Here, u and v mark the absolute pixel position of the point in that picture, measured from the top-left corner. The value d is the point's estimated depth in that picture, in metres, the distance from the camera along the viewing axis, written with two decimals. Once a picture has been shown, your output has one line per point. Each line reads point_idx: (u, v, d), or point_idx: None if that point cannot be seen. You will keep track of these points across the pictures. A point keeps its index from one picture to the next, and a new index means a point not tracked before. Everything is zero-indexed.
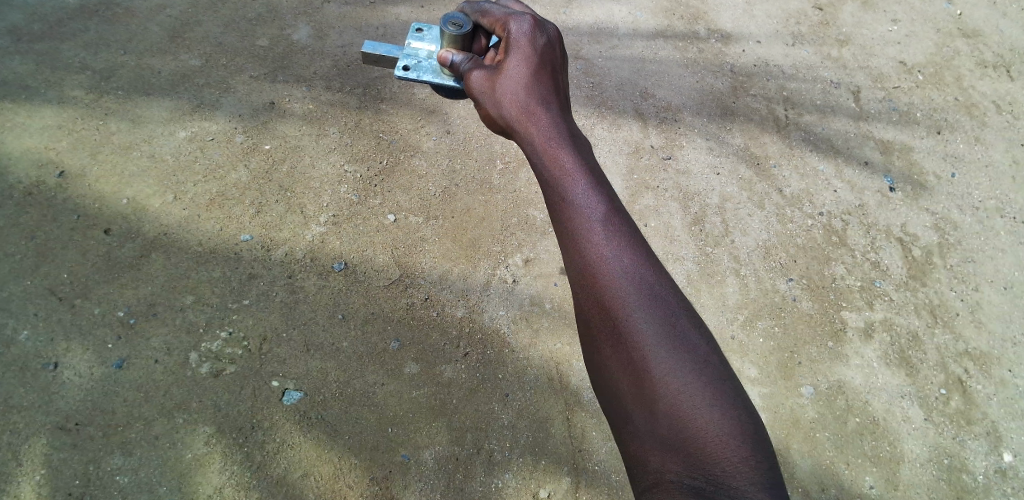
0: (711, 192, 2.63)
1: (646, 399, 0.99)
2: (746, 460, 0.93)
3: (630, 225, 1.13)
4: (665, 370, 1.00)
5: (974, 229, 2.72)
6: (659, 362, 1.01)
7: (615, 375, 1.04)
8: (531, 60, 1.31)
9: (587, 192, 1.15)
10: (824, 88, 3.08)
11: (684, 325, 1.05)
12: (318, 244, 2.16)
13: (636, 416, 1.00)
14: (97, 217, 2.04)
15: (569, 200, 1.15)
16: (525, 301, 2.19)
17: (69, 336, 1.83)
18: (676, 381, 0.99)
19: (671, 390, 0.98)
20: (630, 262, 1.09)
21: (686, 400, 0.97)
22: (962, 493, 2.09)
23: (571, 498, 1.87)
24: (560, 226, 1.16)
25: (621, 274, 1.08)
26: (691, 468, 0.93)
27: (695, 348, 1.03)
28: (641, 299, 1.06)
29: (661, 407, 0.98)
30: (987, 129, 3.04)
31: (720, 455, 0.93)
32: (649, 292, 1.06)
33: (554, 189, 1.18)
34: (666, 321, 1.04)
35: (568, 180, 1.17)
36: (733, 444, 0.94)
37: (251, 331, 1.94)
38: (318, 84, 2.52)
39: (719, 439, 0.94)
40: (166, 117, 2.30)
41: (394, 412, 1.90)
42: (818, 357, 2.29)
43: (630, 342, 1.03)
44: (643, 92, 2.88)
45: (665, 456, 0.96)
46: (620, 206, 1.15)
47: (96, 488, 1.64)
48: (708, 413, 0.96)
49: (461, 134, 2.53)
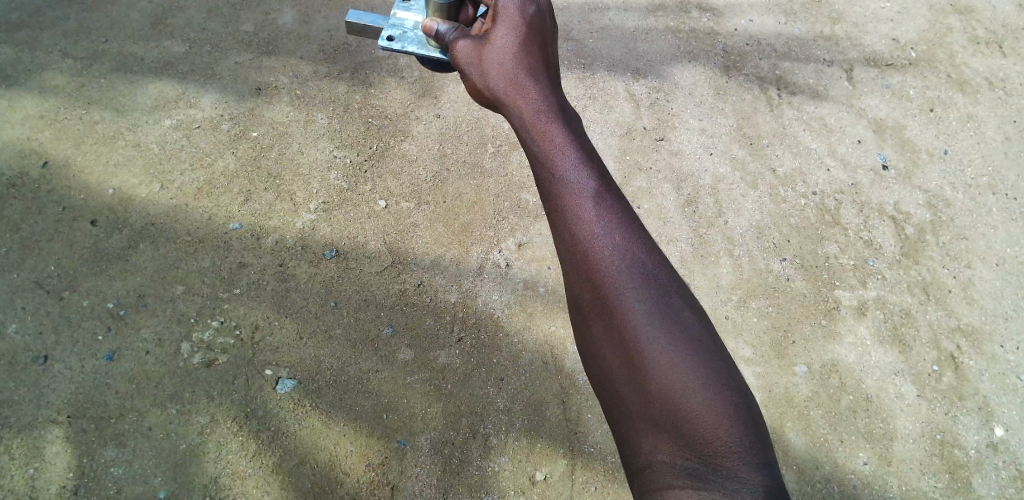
0: (703, 173, 2.61)
1: (639, 381, 0.99)
2: (740, 442, 0.93)
3: (622, 204, 1.11)
4: (658, 351, 0.99)
5: (966, 206, 2.72)
6: (651, 343, 0.99)
7: (607, 356, 1.03)
8: (521, 30, 1.25)
9: (578, 169, 1.11)
10: (816, 66, 3.05)
11: (676, 304, 1.04)
12: (308, 231, 2.14)
13: (628, 397, 1.00)
14: (83, 208, 2.01)
15: (559, 176, 1.11)
16: (519, 285, 2.18)
17: (58, 329, 1.81)
18: (669, 362, 0.98)
19: (664, 371, 0.97)
20: (622, 241, 1.07)
21: (679, 381, 0.96)
22: (954, 468, 2.10)
23: (567, 480, 1.87)
24: (550, 201, 1.13)
25: (613, 254, 1.06)
26: (683, 449, 0.94)
27: (687, 327, 1.01)
28: (633, 279, 1.04)
29: (654, 389, 0.97)
30: (980, 106, 3.03)
31: (713, 437, 0.93)
32: (641, 273, 1.05)
33: (543, 165, 1.14)
34: (658, 300, 1.03)
35: (558, 155, 1.12)
36: (727, 426, 0.94)
37: (243, 320, 1.93)
38: (305, 70, 2.48)
39: (713, 422, 0.94)
40: (150, 106, 2.27)
41: (389, 399, 1.90)
42: (812, 336, 2.30)
43: (622, 324, 1.02)
44: (634, 73, 2.85)
45: (657, 436, 0.96)
46: (610, 182, 1.12)
47: (90, 480, 1.63)
48: (702, 394, 0.95)
49: (451, 118, 2.50)
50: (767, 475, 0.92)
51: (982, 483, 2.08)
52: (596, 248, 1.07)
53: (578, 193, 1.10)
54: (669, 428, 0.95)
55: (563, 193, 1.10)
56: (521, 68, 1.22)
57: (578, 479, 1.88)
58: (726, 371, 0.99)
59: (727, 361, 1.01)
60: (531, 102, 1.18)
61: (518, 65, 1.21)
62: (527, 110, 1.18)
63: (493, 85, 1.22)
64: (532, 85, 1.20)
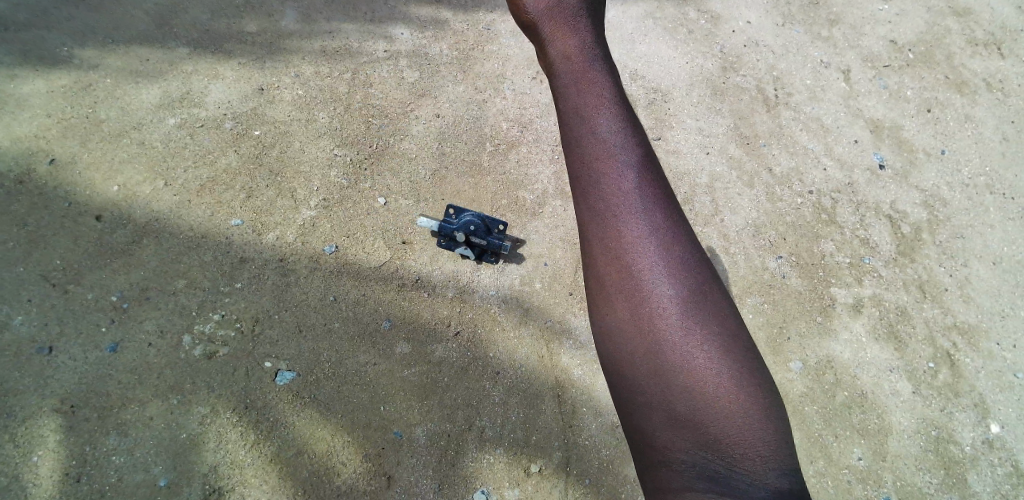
0: (700, 172, 2.64)
1: (664, 376, 0.87)
2: (776, 451, 0.84)
3: (660, 179, 0.98)
4: (692, 344, 0.89)
5: (964, 205, 2.74)
6: (683, 335, 0.89)
7: (628, 347, 0.91)
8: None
9: (616, 132, 0.95)
10: (813, 67, 3.08)
11: (711, 296, 0.94)
12: (308, 227, 2.17)
13: (647, 393, 0.88)
14: (88, 204, 2.03)
15: (601, 140, 0.94)
16: (515, 281, 2.22)
17: (63, 320, 1.83)
18: (704, 357, 0.88)
19: (695, 365, 0.87)
20: (659, 220, 0.95)
21: (713, 378, 0.87)
22: (949, 463, 2.12)
23: (561, 472, 1.90)
24: (583, 162, 0.95)
25: (647, 234, 0.94)
26: (705, 449, 0.85)
27: (723, 321, 0.92)
28: (667, 263, 0.93)
29: (679, 384, 0.87)
30: (978, 107, 3.04)
31: (740, 437, 0.84)
32: (675, 256, 0.94)
33: (580, 122, 0.95)
34: (693, 290, 0.93)
35: (599, 112, 0.95)
36: (761, 432, 0.85)
37: (243, 314, 1.96)
38: (307, 70, 2.52)
39: (745, 425, 0.85)
40: (155, 105, 2.31)
41: (386, 392, 1.93)
42: (807, 332, 2.31)
43: (651, 310, 0.91)
44: (632, 74, 2.88)
45: (675, 434, 0.86)
46: (650, 156, 0.99)
47: (93, 468, 1.66)
48: (738, 396, 0.86)
49: (450, 117, 2.54)
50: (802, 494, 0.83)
51: (975, 479, 2.10)
52: (629, 224, 0.94)
53: (616, 160, 0.95)
54: (696, 431, 0.85)
55: (600, 156, 0.94)
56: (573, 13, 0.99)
57: (572, 471, 1.91)
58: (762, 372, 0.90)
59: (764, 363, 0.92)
60: (573, 48, 0.97)
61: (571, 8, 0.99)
62: (568, 57, 0.97)
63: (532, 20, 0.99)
64: (578, 30, 0.98)
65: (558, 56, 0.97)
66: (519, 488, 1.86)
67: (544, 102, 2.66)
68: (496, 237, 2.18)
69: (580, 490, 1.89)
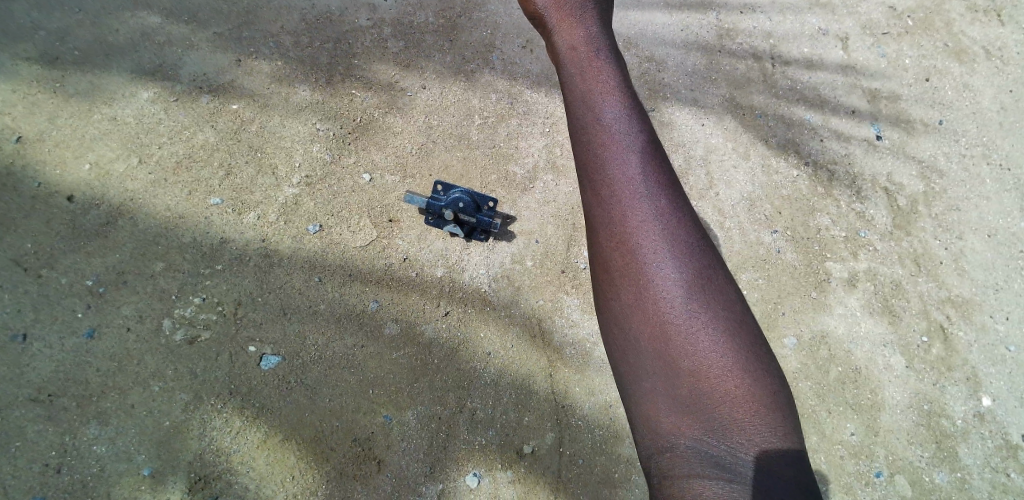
0: (695, 144, 2.56)
1: (669, 361, 0.85)
2: (785, 441, 0.82)
3: (667, 164, 0.97)
4: (699, 328, 0.86)
5: (960, 177, 2.70)
6: (691, 321, 0.86)
7: (633, 331, 0.88)
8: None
9: (622, 115, 0.95)
10: (811, 35, 2.98)
11: (719, 282, 0.92)
12: (291, 205, 2.10)
13: (651, 378, 0.85)
14: (58, 185, 1.93)
15: (606, 124, 0.94)
16: (506, 259, 2.17)
17: (38, 307, 1.75)
18: (714, 344, 0.85)
19: (702, 349, 0.85)
20: (665, 204, 0.93)
21: (723, 365, 0.84)
22: (940, 437, 2.13)
23: (555, 453, 1.90)
24: (589, 145, 0.95)
25: (655, 218, 0.92)
26: (709, 434, 0.82)
27: (730, 307, 0.90)
28: (674, 246, 0.91)
29: (685, 369, 0.84)
30: (976, 76, 2.98)
31: (747, 423, 0.82)
32: (682, 240, 0.92)
33: (587, 109, 0.95)
34: (701, 274, 0.90)
35: (605, 97, 0.96)
36: (772, 423, 0.82)
37: (225, 297, 1.90)
38: (286, 40, 2.39)
39: (755, 415, 0.82)
40: (127, 78, 2.17)
41: (374, 375, 1.90)
42: (802, 307, 2.29)
43: (657, 294, 0.89)
44: (625, 41, 2.74)
45: (678, 420, 0.83)
46: (657, 142, 0.98)
47: (74, 458, 1.61)
48: (750, 387, 0.83)
49: (437, 89, 2.44)
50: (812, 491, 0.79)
51: (966, 452, 2.12)
52: (634, 206, 0.92)
53: (622, 143, 0.94)
54: (703, 420, 0.82)
55: (604, 137, 0.94)
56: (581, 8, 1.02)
57: (565, 452, 1.91)
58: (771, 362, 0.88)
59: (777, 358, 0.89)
60: (581, 40, 1.00)
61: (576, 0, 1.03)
62: (577, 46, 0.99)
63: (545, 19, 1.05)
64: (586, 25, 1.02)
65: (567, 47, 1.00)
66: (511, 470, 1.86)
67: (534, 72, 2.57)
68: (485, 214, 2.12)
69: (572, 470, 1.89)
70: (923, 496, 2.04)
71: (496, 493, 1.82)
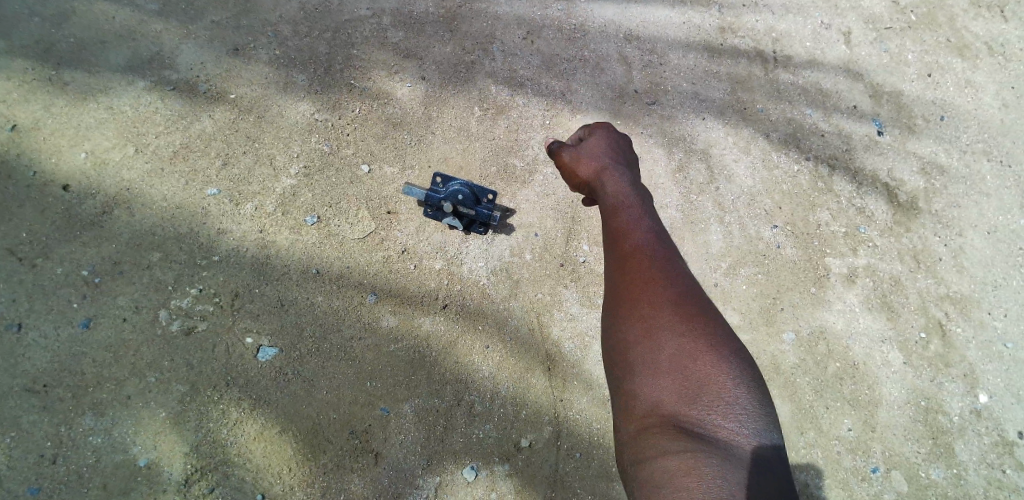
0: (696, 138, 2.54)
1: (652, 359, 1.26)
2: (740, 420, 1.15)
3: (667, 249, 1.46)
4: (677, 337, 1.27)
5: (961, 173, 2.69)
6: (673, 334, 1.27)
7: (630, 340, 1.31)
8: (614, 130, 1.77)
9: (634, 221, 1.51)
10: (814, 28, 2.95)
11: (701, 315, 1.31)
12: (289, 196, 2.09)
13: (639, 370, 1.26)
14: (54, 174, 1.91)
15: (623, 226, 1.51)
16: (505, 252, 2.17)
17: (32, 297, 1.74)
18: (687, 350, 1.24)
19: (678, 351, 1.24)
20: (660, 265, 1.41)
21: (694, 364, 1.22)
22: (937, 434, 2.14)
23: (552, 446, 1.93)
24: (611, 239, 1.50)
25: (652, 271, 1.39)
26: (680, 410, 1.17)
27: (708, 330, 1.29)
28: (665, 288, 1.36)
29: (663, 364, 1.24)
30: (978, 72, 2.97)
31: (711, 404, 1.17)
32: (671, 285, 1.36)
33: (612, 219, 1.54)
34: (685, 308, 1.32)
35: (624, 212, 1.54)
36: (730, 409, 1.16)
37: (222, 288, 1.88)
38: (284, 29, 2.36)
39: (716, 401, 1.17)
40: (123, 65, 2.14)
41: (373, 367, 1.89)
42: (800, 303, 2.29)
43: (648, 314, 1.32)
44: (627, 34, 2.72)
45: (658, 399, 1.20)
46: (661, 235, 1.49)
47: (70, 449, 1.60)
48: (715, 380, 1.20)
49: (436, 80, 2.42)
50: (757, 459, 1.09)
51: (963, 448, 2.13)
52: (638, 266, 1.41)
53: (632, 234, 1.48)
54: (674, 403, 1.19)
55: (617, 229, 1.51)
56: (607, 152, 1.70)
57: (563, 445, 1.93)
58: (740, 370, 1.23)
59: (750, 374, 1.23)
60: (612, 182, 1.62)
61: (598, 155, 1.70)
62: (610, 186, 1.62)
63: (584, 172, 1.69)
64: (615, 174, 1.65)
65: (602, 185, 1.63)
66: (508, 464, 1.87)
67: (534, 64, 2.55)
68: (485, 207, 2.10)
69: (569, 464, 1.91)
70: (919, 492, 2.05)
71: (493, 486, 1.84)
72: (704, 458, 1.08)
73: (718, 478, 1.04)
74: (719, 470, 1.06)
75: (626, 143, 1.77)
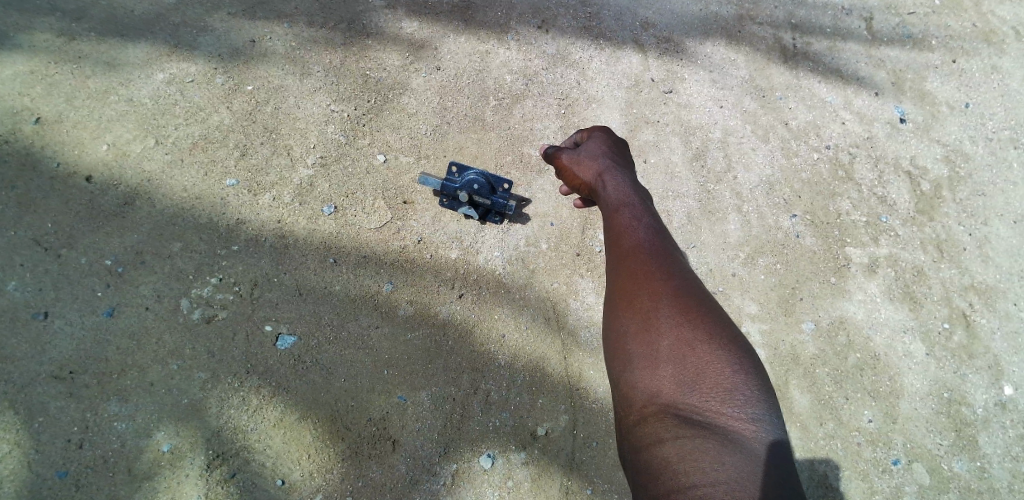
0: (713, 126, 2.51)
1: (651, 352, 1.25)
2: (740, 408, 1.14)
3: (668, 247, 1.47)
4: (675, 327, 1.26)
5: (986, 161, 2.63)
6: (671, 325, 1.27)
7: (629, 333, 1.30)
8: (611, 132, 1.78)
9: (634, 220, 1.52)
10: (835, 13, 2.89)
11: (702, 307, 1.32)
12: (306, 186, 2.10)
13: (637, 363, 1.26)
14: (77, 165, 1.94)
15: (623, 225, 1.51)
16: (520, 242, 2.17)
17: (58, 286, 1.77)
18: (686, 341, 1.24)
19: (677, 343, 1.24)
20: (661, 261, 1.41)
21: (692, 353, 1.22)
22: (960, 426, 2.11)
23: (569, 435, 1.93)
24: (613, 239, 1.51)
25: (652, 266, 1.40)
26: (678, 400, 1.17)
27: (709, 319, 1.28)
28: (665, 282, 1.36)
29: (662, 357, 1.24)
30: (1005, 57, 2.89)
31: (712, 393, 1.16)
32: (673, 281, 1.36)
33: (613, 221, 1.54)
34: (684, 299, 1.32)
35: (625, 212, 1.55)
36: (729, 396, 1.16)
37: (242, 277, 1.91)
38: (300, 20, 2.37)
39: (715, 389, 1.17)
40: (143, 58, 2.16)
41: (390, 355, 1.91)
42: (820, 293, 2.26)
43: (646, 307, 1.32)
44: (643, 22, 2.69)
45: (657, 390, 1.20)
46: (662, 234, 1.50)
47: (95, 434, 1.64)
48: (714, 369, 1.20)
49: (451, 70, 2.42)
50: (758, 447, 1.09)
51: (987, 441, 2.10)
52: (639, 263, 1.41)
53: (634, 233, 1.49)
54: (672, 392, 1.19)
55: (618, 228, 1.52)
56: (606, 154, 1.70)
57: (579, 434, 1.94)
58: (739, 359, 1.22)
59: (752, 364, 1.23)
60: (612, 184, 1.62)
61: (597, 153, 1.70)
62: (611, 187, 1.62)
63: (583, 174, 1.69)
64: (614, 174, 1.65)
65: (603, 188, 1.63)
66: (525, 452, 1.88)
67: (549, 54, 2.54)
68: (501, 196, 2.10)
69: (586, 453, 1.92)
70: (941, 484, 2.02)
71: (509, 474, 1.84)
72: (702, 444, 1.07)
73: (715, 463, 1.04)
74: (715, 455, 1.05)
75: (625, 144, 1.78)
